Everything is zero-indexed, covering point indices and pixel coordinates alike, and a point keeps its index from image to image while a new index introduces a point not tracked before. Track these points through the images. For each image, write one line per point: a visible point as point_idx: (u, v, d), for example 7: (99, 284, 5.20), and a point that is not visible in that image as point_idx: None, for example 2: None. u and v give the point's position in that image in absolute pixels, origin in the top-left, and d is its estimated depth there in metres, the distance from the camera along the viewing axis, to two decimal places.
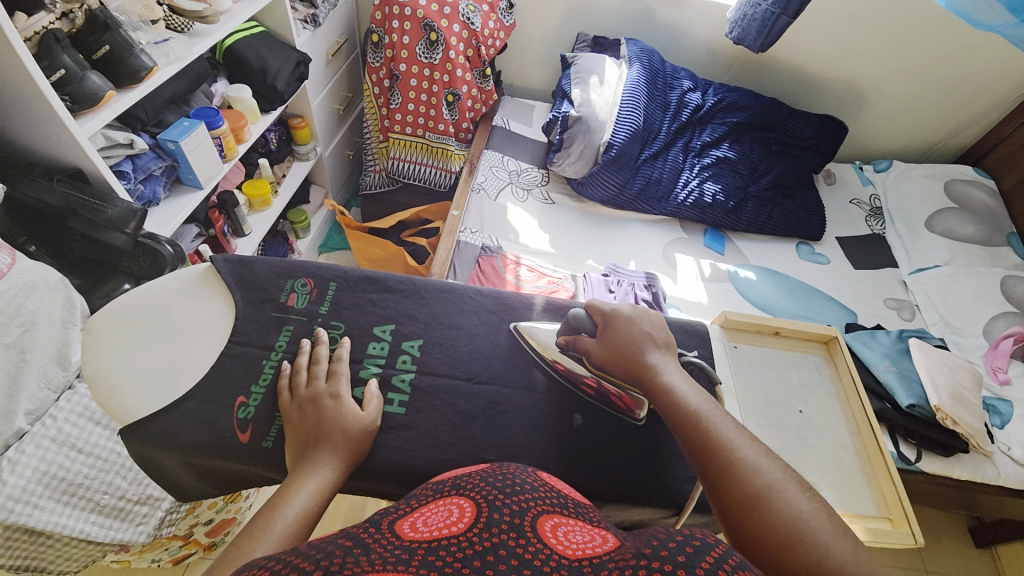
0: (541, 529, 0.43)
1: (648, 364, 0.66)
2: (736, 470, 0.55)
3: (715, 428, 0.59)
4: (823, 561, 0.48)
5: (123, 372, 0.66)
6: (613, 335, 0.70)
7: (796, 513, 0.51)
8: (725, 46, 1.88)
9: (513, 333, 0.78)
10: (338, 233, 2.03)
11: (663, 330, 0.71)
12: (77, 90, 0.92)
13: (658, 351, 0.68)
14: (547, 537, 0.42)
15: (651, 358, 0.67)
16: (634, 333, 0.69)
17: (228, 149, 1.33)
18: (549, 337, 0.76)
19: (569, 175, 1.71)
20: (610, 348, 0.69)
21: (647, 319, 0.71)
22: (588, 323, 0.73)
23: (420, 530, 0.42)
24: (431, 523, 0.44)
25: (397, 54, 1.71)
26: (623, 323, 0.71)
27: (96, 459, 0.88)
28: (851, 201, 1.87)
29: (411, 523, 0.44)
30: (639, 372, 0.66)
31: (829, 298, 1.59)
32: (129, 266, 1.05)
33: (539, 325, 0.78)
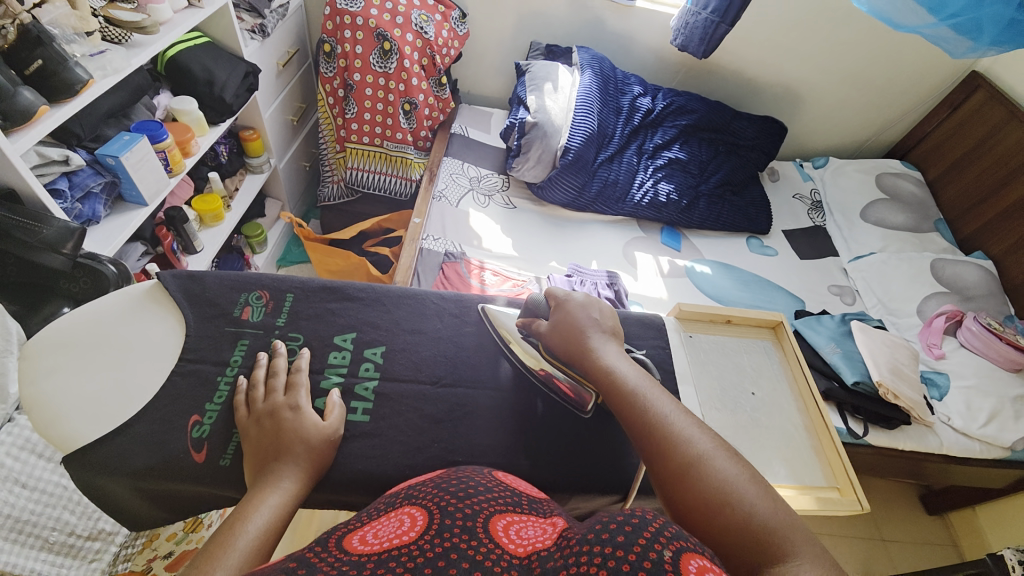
0: (493, 528, 0.44)
1: (588, 347, 0.68)
2: (670, 441, 0.57)
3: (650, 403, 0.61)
4: (747, 520, 0.50)
5: (65, 399, 0.62)
6: (559, 321, 0.71)
7: (722, 476, 0.53)
8: (671, 53, 1.97)
9: (483, 313, 0.80)
10: (297, 246, 1.98)
11: (611, 318, 0.74)
12: (7, 108, 0.86)
13: (601, 335, 0.70)
14: (499, 537, 0.43)
15: (592, 341, 0.69)
16: (582, 317, 0.71)
17: (174, 163, 1.28)
18: (511, 321, 0.78)
19: (529, 179, 1.75)
20: (557, 333, 0.71)
21: (593, 305, 0.74)
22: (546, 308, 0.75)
23: (371, 542, 0.42)
24: (381, 535, 0.43)
25: (351, 64, 1.70)
26: (571, 310, 0.72)
27: (41, 493, 0.82)
28: (793, 196, 1.99)
29: (361, 537, 0.44)
30: (581, 356, 0.68)
31: (778, 287, 1.68)
32: (68, 288, 0.99)
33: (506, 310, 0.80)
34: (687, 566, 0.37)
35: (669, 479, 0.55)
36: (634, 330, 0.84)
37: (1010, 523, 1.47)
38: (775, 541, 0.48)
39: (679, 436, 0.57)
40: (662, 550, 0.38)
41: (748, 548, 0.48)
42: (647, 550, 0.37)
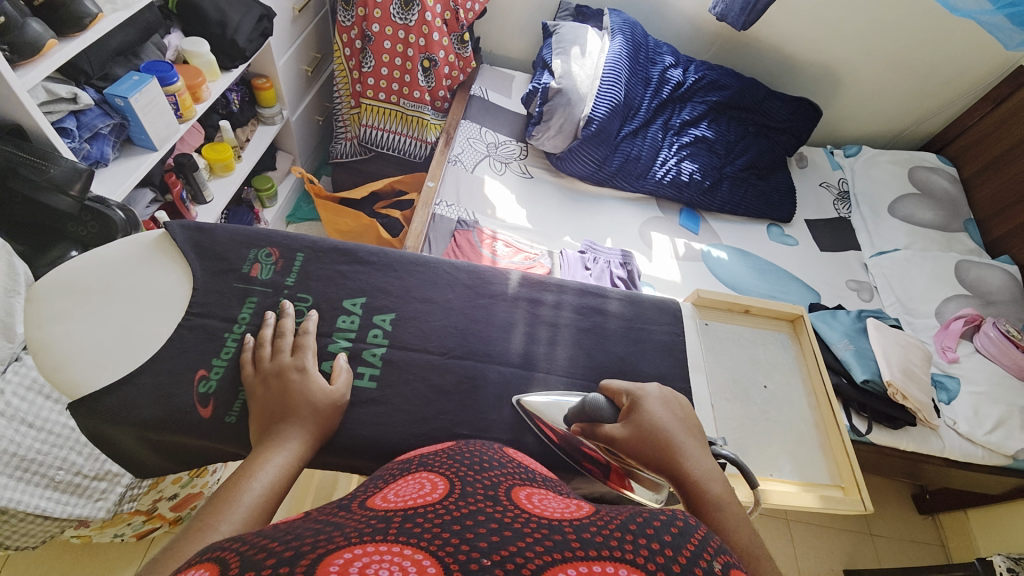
0: (517, 498, 0.44)
1: (683, 457, 0.57)
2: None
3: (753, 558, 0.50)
4: None
5: (71, 345, 0.62)
6: (632, 431, 0.59)
7: None
8: (708, 23, 1.85)
9: (518, 405, 0.69)
10: (307, 204, 1.95)
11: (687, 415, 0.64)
12: (17, 40, 0.83)
13: (694, 443, 0.59)
14: (523, 504, 0.42)
15: (686, 451, 0.58)
16: (665, 418, 0.61)
17: (184, 108, 1.23)
18: (558, 415, 0.67)
19: (548, 149, 1.69)
20: (638, 440, 0.58)
21: (674, 402, 0.63)
22: (611, 409, 0.63)
23: (392, 500, 0.42)
24: (403, 495, 0.43)
25: (370, 14, 1.61)
26: (648, 408, 0.61)
27: (48, 434, 0.85)
28: (820, 184, 1.91)
29: (383, 497, 0.44)
30: (669, 464, 0.57)
31: (795, 278, 1.64)
32: (75, 231, 0.98)
33: (551, 399, 0.69)
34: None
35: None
36: (648, 314, 0.82)
37: (1001, 531, 1.47)
38: None
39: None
40: (709, 563, 0.36)
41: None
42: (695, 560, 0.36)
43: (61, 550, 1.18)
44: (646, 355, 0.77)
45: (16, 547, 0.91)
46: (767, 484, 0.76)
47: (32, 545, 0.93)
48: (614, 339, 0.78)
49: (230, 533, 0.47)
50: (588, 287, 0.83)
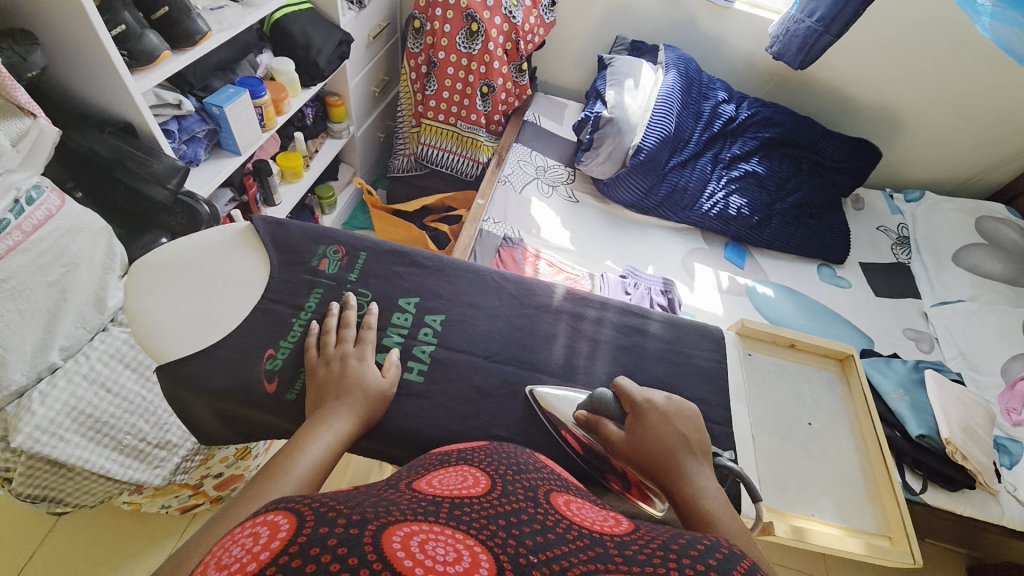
0: (555, 503, 0.46)
1: (683, 472, 0.61)
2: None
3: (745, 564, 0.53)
4: None
5: (160, 317, 0.69)
6: (629, 436, 0.63)
7: None
8: (764, 61, 1.87)
9: (529, 396, 0.72)
10: (362, 213, 2.07)
11: (699, 430, 0.66)
12: (134, 47, 0.93)
13: (695, 461, 0.62)
14: (563, 511, 0.45)
15: (687, 466, 0.61)
16: (667, 428, 0.64)
17: (268, 119, 1.36)
18: (568, 409, 0.70)
19: (596, 174, 1.73)
20: (634, 445, 0.63)
21: (681, 416, 0.66)
22: (618, 410, 0.67)
23: (436, 487, 0.45)
24: (447, 483, 0.47)
25: (437, 42, 1.73)
26: (655, 419, 0.64)
27: (123, 401, 0.95)
28: (877, 227, 1.85)
29: (428, 482, 0.47)
30: (669, 477, 0.61)
31: (846, 322, 1.58)
32: (167, 221, 1.09)
33: (562, 395, 0.71)
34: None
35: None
36: (690, 339, 0.82)
37: None
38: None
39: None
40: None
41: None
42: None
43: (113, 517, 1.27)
44: (685, 378, 0.77)
45: (75, 505, 0.98)
46: (808, 524, 0.72)
47: (89, 503, 1.00)
48: (654, 360, 0.79)
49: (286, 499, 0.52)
50: (630, 307, 0.85)
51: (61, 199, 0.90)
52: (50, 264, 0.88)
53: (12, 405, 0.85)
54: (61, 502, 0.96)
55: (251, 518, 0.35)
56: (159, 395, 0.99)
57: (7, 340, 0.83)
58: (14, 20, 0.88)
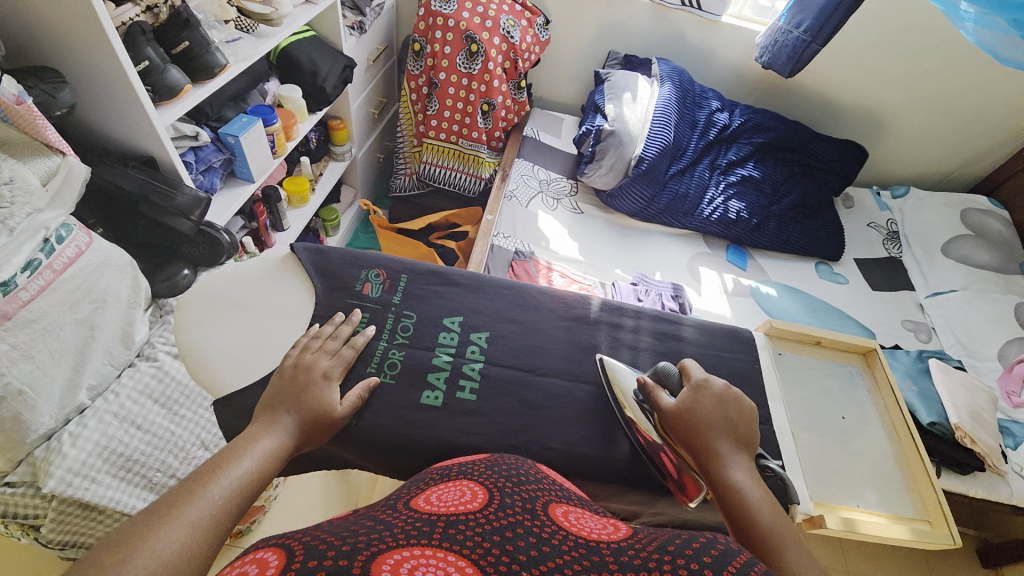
0: (556, 514, 0.47)
1: (720, 455, 0.60)
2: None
3: (780, 548, 0.52)
4: None
5: (217, 350, 0.70)
6: (682, 410, 0.64)
7: None
8: (751, 70, 1.95)
9: (599, 363, 0.76)
10: (365, 232, 2.08)
11: (748, 422, 0.65)
12: (158, 82, 0.94)
13: (735, 444, 0.62)
14: (561, 521, 0.46)
15: (725, 449, 0.61)
16: (716, 413, 0.64)
17: (279, 145, 1.37)
18: (629, 383, 0.73)
19: (599, 185, 1.77)
20: (683, 421, 0.63)
21: (735, 404, 0.65)
22: (676, 386, 0.69)
23: (435, 504, 0.47)
24: (445, 499, 0.47)
25: (438, 63, 1.77)
26: (707, 399, 0.65)
27: (153, 437, 0.94)
28: (868, 224, 1.92)
29: (425, 500, 0.48)
30: (707, 459, 0.60)
31: (848, 316, 1.63)
32: (189, 252, 1.09)
33: (626, 369, 0.75)
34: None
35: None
36: (724, 343, 0.85)
37: None
38: None
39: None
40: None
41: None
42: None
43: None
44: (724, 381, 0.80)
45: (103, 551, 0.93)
46: (855, 514, 0.75)
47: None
48: (693, 364, 0.81)
49: (218, 501, 0.48)
50: (663, 314, 0.87)
51: (89, 235, 0.89)
52: (78, 301, 0.85)
53: (41, 449, 0.83)
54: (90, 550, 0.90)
55: (240, 556, 0.36)
56: (189, 429, 0.99)
57: (38, 381, 0.79)
58: (35, 59, 0.87)
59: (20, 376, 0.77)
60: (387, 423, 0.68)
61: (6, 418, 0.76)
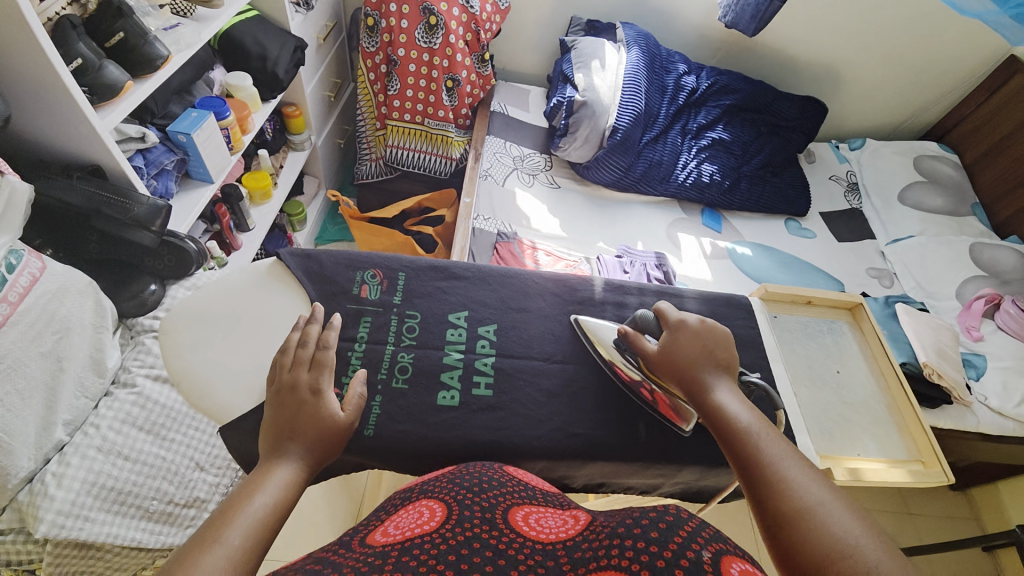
0: (514, 518, 0.50)
1: (703, 382, 0.63)
2: (787, 485, 0.51)
3: (768, 447, 0.55)
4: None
5: (214, 374, 0.67)
6: (660, 353, 0.67)
7: (843, 534, 0.46)
8: (714, 30, 1.94)
9: (574, 324, 0.79)
10: (333, 224, 1.97)
11: (726, 347, 0.67)
12: (95, 81, 0.84)
13: (716, 368, 0.65)
14: (519, 526, 0.48)
15: (707, 376, 0.64)
16: (694, 348, 0.66)
17: (235, 140, 1.27)
18: (607, 334, 0.76)
19: (575, 159, 1.74)
20: (661, 363, 0.66)
21: (711, 333, 0.67)
22: (655, 327, 0.71)
23: (392, 533, 0.47)
24: (402, 525, 0.48)
25: (396, 39, 1.66)
26: (684, 335, 0.67)
27: (142, 466, 0.87)
28: (830, 177, 1.99)
29: (381, 531, 0.49)
30: (693, 390, 0.63)
31: (817, 269, 1.70)
32: (152, 266, 1.00)
33: (604, 324, 0.77)
34: (728, 570, 0.38)
35: (777, 527, 0.49)
36: (724, 311, 0.87)
37: None
38: None
39: (794, 483, 0.51)
40: (699, 550, 0.38)
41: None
42: (684, 548, 0.39)
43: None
44: None
45: None
46: (859, 463, 0.81)
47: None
48: None
49: (243, 545, 0.46)
50: (664, 288, 0.88)
51: (41, 259, 0.80)
52: (40, 333, 0.78)
53: (24, 493, 0.77)
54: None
55: None
56: (182, 452, 0.92)
57: (9, 424, 0.73)
58: None
59: None
60: (408, 429, 0.66)
61: None
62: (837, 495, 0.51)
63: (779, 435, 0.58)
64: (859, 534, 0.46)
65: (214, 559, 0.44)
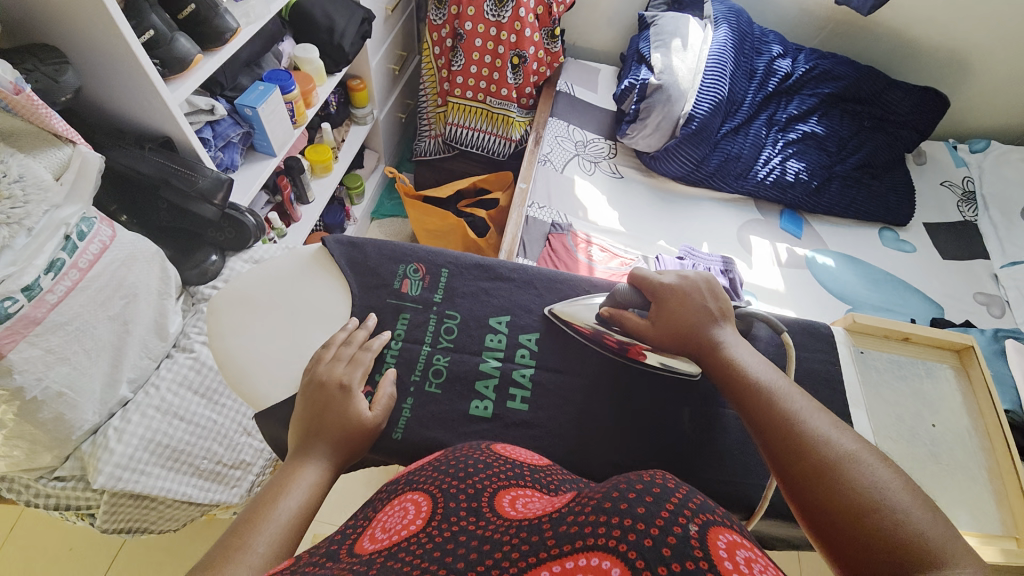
0: (499, 504, 0.43)
1: (710, 340, 0.62)
2: (810, 437, 0.51)
3: (784, 399, 0.55)
4: (902, 529, 0.44)
5: (254, 358, 0.67)
6: (662, 306, 0.65)
7: (873, 482, 0.47)
8: (820, 6, 1.70)
9: (546, 315, 0.73)
10: (390, 200, 1.99)
11: (723, 298, 0.66)
12: (166, 54, 0.85)
13: (719, 325, 0.63)
14: (506, 513, 0.41)
15: (713, 333, 0.62)
16: (695, 301, 0.64)
17: (299, 114, 1.28)
18: (588, 314, 0.71)
19: (642, 148, 1.62)
20: (665, 316, 0.64)
21: (708, 285, 0.65)
22: (639, 299, 0.67)
23: (379, 537, 0.42)
24: (389, 527, 0.43)
25: (463, 11, 1.59)
26: (679, 291, 0.65)
27: (196, 427, 0.93)
28: (942, 183, 1.71)
29: (369, 536, 0.42)
30: (699, 349, 0.62)
31: (912, 289, 1.47)
32: (214, 237, 1.05)
33: (579, 303, 0.72)
34: (715, 544, 0.33)
35: (800, 479, 0.50)
36: (800, 341, 0.77)
37: None
38: (936, 553, 0.43)
39: (818, 433, 0.51)
40: (687, 524, 0.34)
41: (895, 566, 0.43)
42: (670, 524, 0.33)
43: (183, 532, 1.20)
44: (801, 385, 0.73)
45: (159, 532, 0.94)
46: None
47: (173, 528, 0.96)
48: None
49: (269, 554, 0.46)
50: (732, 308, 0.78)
51: (112, 227, 0.84)
52: (110, 297, 0.82)
53: (87, 444, 0.84)
54: (147, 532, 0.92)
55: None
56: (231, 417, 0.97)
57: (76, 381, 0.79)
58: (29, 32, 0.79)
59: (58, 378, 0.76)
60: (438, 436, 0.64)
61: (48, 420, 0.76)
62: (857, 440, 0.51)
63: (791, 383, 0.58)
64: (881, 474, 0.48)
65: (241, 565, 0.44)
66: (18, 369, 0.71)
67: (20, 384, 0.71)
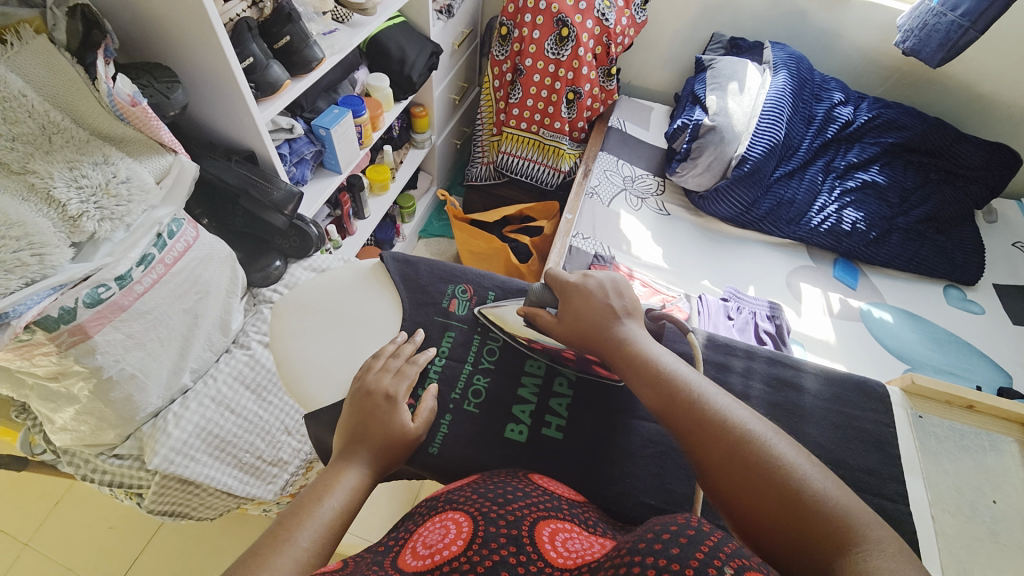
0: (539, 538, 0.44)
1: (616, 338, 0.63)
2: (721, 428, 0.53)
3: (692, 390, 0.57)
4: (819, 510, 0.47)
5: (309, 361, 0.72)
6: (567, 310, 0.67)
7: (788, 465, 0.50)
8: (886, 56, 1.67)
9: (479, 314, 0.75)
10: (438, 220, 2.08)
11: (623, 292, 0.68)
12: (261, 78, 0.95)
13: (627, 319, 0.66)
14: (545, 550, 0.42)
15: (620, 330, 0.64)
16: (596, 302, 0.66)
17: (366, 136, 1.38)
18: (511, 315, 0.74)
19: (691, 186, 1.62)
20: (572, 322, 0.66)
21: (607, 283, 0.69)
22: (552, 297, 0.71)
23: (421, 557, 0.43)
24: (430, 545, 0.44)
25: (525, 49, 1.66)
26: (579, 296, 0.68)
27: (245, 421, 0.98)
28: (1015, 243, 1.60)
29: (412, 551, 0.44)
30: (607, 349, 0.63)
31: (980, 354, 1.36)
32: (281, 244, 1.13)
33: (507, 304, 0.76)
34: None
35: (726, 484, 0.51)
36: (851, 398, 0.74)
37: None
38: (850, 530, 0.45)
39: (727, 419, 0.54)
40: (721, 568, 0.35)
41: (820, 551, 0.45)
42: (705, 565, 0.35)
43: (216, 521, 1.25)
44: (850, 444, 0.70)
45: (197, 518, 0.99)
46: None
47: (209, 517, 1.00)
48: (813, 422, 0.71)
49: (310, 548, 0.48)
50: (779, 356, 0.77)
51: (195, 229, 0.93)
52: (186, 293, 0.91)
53: (148, 425, 0.91)
54: (186, 518, 0.97)
55: None
56: (276, 415, 1.03)
57: (147, 365, 0.86)
58: (151, 55, 0.91)
59: (132, 361, 0.83)
60: (471, 455, 0.65)
61: (118, 399, 0.84)
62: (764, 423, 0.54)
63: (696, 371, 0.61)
64: (784, 449, 0.51)
65: (284, 558, 0.46)
66: (100, 350, 0.78)
67: (100, 363, 0.79)
